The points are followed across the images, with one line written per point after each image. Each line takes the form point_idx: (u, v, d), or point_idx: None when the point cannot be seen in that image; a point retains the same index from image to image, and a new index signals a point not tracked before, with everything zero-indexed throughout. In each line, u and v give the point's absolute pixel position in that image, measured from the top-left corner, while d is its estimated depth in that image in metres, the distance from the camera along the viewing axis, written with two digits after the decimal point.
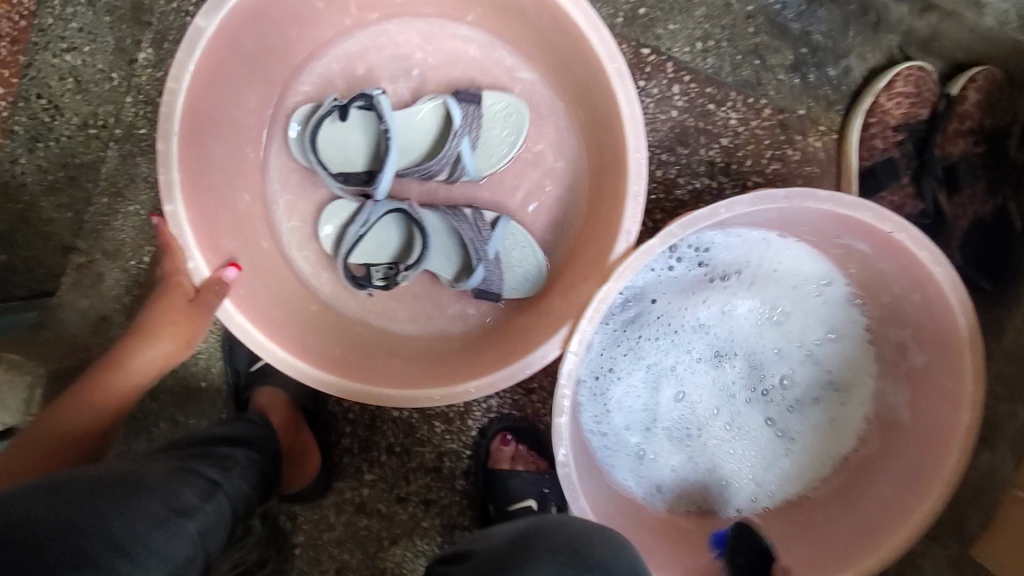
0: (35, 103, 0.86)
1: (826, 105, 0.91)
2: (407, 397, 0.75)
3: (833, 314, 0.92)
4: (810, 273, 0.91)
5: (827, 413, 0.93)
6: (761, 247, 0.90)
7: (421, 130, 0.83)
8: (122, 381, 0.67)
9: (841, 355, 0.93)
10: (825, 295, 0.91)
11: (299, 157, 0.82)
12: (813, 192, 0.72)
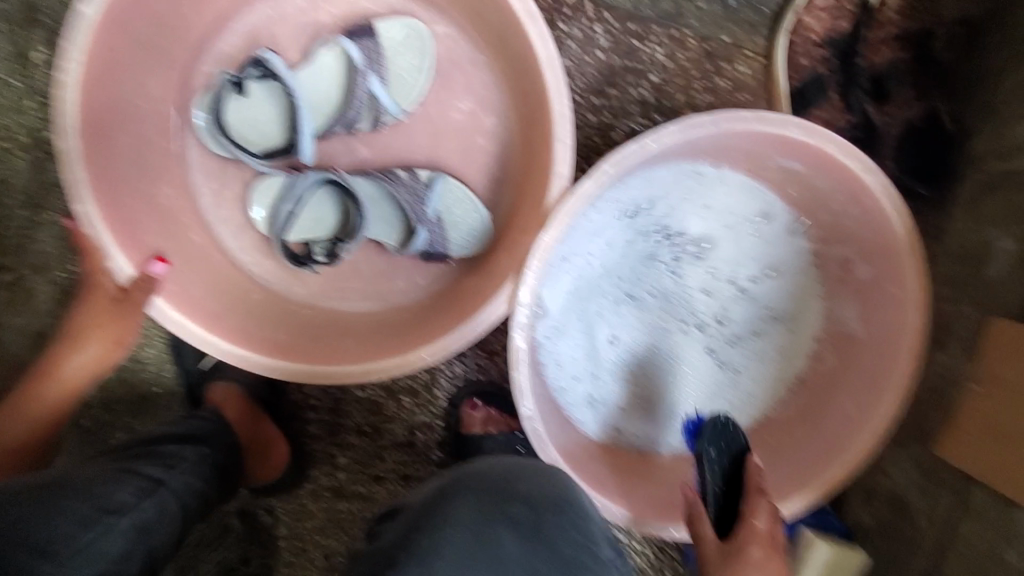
0: None
1: (750, 29, 0.90)
2: (362, 370, 0.74)
3: (768, 246, 0.91)
4: (735, 206, 0.90)
5: (772, 344, 0.93)
6: (697, 182, 0.88)
7: (326, 77, 0.81)
8: (55, 388, 0.68)
9: (778, 287, 0.92)
10: (761, 228, 0.91)
11: (212, 146, 0.79)
12: (739, 116, 0.71)
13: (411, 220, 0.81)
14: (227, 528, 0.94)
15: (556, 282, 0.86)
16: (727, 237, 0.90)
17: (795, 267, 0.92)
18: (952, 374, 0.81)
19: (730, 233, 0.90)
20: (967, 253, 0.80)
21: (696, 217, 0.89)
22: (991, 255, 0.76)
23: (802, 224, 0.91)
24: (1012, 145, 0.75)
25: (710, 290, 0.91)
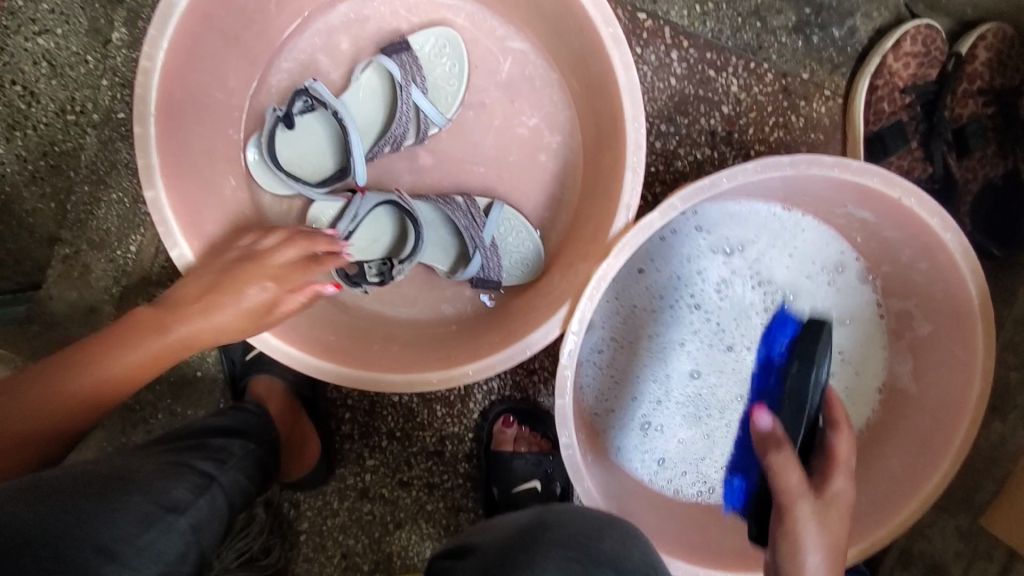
0: (9, 90, 0.83)
1: (830, 68, 0.88)
2: (405, 381, 0.72)
3: (846, 298, 0.90)
4: (816, 253, 0.88)
5: (841, 390, 0.92)
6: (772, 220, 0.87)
7: (369, 98, 0.80)
8: (148, 352, 0.59)
9: (851, 336, 0.91)
10: (835, 278, 0.89)
11: (267, 181, 0.79)
12: (818, 159, 0.69)
13: (468, 246, 0.80)
14: (249, 520, 0.92)
15: (631, 298, 0.89)
16: (806, 287, 0.89)
17: (865, 317, 0.90)
18: (1009, 446, 0.77)
19: (808, 281, 0.89)
20: None
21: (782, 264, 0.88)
22: None
23: (872, 276, 0.89)
24: None
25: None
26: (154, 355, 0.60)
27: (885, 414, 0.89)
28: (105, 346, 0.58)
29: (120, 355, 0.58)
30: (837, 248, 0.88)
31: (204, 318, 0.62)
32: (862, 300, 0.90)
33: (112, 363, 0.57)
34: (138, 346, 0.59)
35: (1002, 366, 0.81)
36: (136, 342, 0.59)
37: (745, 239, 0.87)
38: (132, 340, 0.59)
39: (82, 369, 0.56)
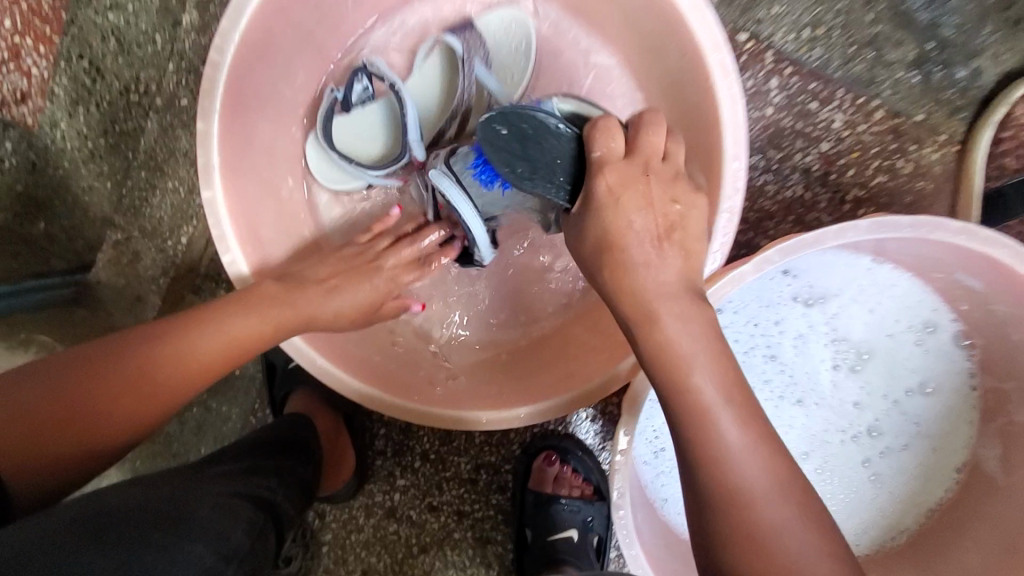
0: (74, 64, 0.79)
1: (949, 112, 0.78)
2: (451, 418, 0.67)
3: (933, 362, 0.80)
4: (904, 311, 0.79)
5: (919, 464, 0.82)
6: (865, 280, 0.78)
7: (430, 79, 0.74)
8: (238, 334, 0.59)
9: (936, 408, 0.81)
10: (924, 339, 0.79)
11: (326, 174, 0.74)
12: (939, 224, 0.61)
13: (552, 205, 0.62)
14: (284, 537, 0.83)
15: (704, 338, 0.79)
16: (887, 347, 0.81)
17: (955, 389, 0.79)
18: None
19: (892, 340, 0.80)
20: None
21: (859, 322, 0.81)
22: None
23: (970, 342, 0.77)
24: None
25: (864, 394, 0.82)
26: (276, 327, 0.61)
27: (965, 497, 0.79)
28: (218, 315, 0.59)
29: (227, 325, 0.59)
30: (928, 306, 0.77)
31: (330, 297, 0.65)
32: (956, 369, 0.79)
33: (230, 331, 0.59)
34: (251, 316, 0.60)
35: None
36: (247, 318, 0.60)
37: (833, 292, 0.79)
38: (234, 314, 0.60)
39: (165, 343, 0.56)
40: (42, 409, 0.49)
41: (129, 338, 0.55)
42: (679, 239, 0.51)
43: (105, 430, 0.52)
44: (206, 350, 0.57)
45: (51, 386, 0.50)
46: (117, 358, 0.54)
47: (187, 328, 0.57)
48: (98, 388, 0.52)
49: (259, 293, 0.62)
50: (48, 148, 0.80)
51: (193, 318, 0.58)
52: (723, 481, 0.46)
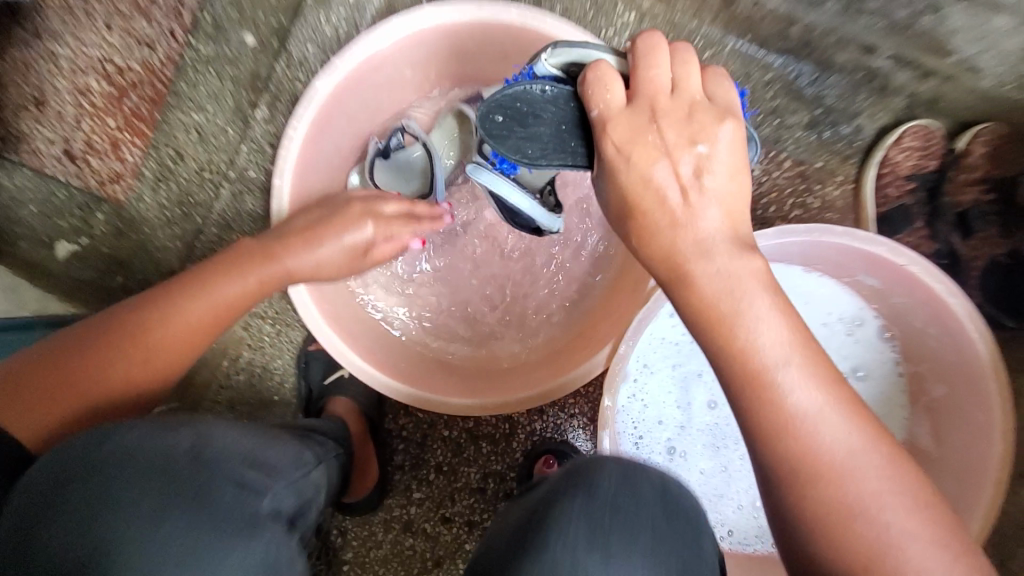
0: (164, 152, 1.06)
1: (841, 159, 1.01)
2: (467, 406, 0.82)
3: (863, 351, 0.96)
4: (831, 305, 0.96)
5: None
6: (792, 279, 0.95)
7: (449, 135, 0.94)
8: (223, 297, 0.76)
9: (869, 392, 0.96)
10: (853, 331, 0.96)
11: None
12: (832, 229, 0.80)
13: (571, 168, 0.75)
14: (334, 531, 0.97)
15: (664, 328, 0.94)
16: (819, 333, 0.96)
17: (884, 374, 0.95)
18: None
19: (823, 327, 0.96)
20: None
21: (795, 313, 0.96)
22: None
23: (890, 333, 0.94)
24: None
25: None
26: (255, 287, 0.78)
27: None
28: (202, 283, 0.76)
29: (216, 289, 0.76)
30: (853, 302, 0.95)
31: (308, 261, 0.80)
32: (884, 356, 0.95)
33: (218, 295, 0.76)
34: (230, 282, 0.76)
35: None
36: (225, 281, 0.76)
37: None
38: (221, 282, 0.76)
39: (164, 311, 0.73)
40: (80, 370, 0.69)
41: (136, 309, 0.73)
42: (700, 180, 0.55)
43: (141, 378, 0.72)
44: (197, 312, 0.75)
45: (81, 352, 0.69)
46: (127, 327, 0.72)
47: (179, 297, 0.74)
48: (118, 351, 0.71)
49: (234, 262, 0.78)
50: (137, 217, 1.07)
51: (182, 289, 0.75)
52: (792, 459, 0.51)
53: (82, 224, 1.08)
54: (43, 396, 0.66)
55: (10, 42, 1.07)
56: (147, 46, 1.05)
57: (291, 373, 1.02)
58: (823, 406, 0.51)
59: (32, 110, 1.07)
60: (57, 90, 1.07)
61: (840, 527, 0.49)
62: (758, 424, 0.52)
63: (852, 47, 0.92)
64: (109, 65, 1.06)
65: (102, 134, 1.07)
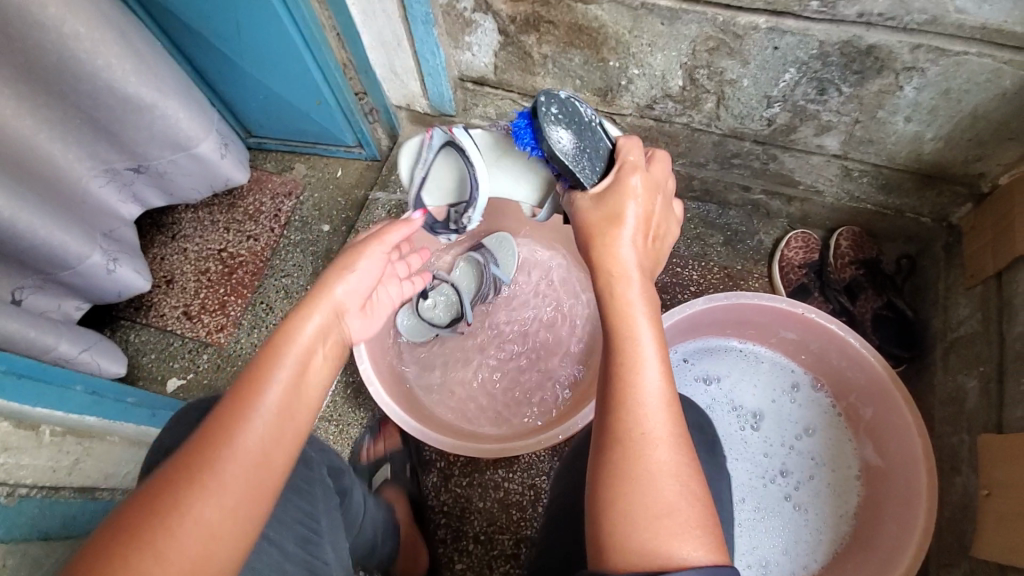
0: (259, 307, 1.44)
1: (754, 261, 1.40)
2: (499, 449, 1.07)
3: (806, 411, 1.26)
4: (772, 377, 1.28)
5: (827, 487, 1.21)
6: (737, 359, 1.30)
7: (465, 276, 1.31)
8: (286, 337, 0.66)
9: (819, 443, 1.24)
10: (794, 395, 1.27)
11: (415, 335, 1.28)
12: (745, 294, 1.14)
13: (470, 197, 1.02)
14: None
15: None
16: (770, 405, 1.27)
17: (825, 426, 1.24)
18: (970, 490, 1.01)
19: (773, 402, 1.27)
20: (953, 397, 1.11)
21: (748, 396, 1.28)
22: (967, 395, 1.08)
23: (821, 386, 1.25)
24: (956, 321, 1.16)
25: (769, 444, 1.25)
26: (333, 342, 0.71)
27: (870, 489, 1.16)
28: (278, 360, 0.63)
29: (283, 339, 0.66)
30: (787, 371, 1.28)
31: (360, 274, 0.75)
32: (820, 409, 1.25)
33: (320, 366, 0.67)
34: (306, 334, 0.66)
35: (946, 437, 1.11)
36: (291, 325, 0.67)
37: (719, 374, 1.29)
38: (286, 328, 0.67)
39: (233, 408, 0.58)
40: (169, 515, 0.52)
41: (209, 430, 0.57)
42: (648, 237, 0.71)
43: (262, 503, 0.57)
44: (304, 394, 0.63)
45: (171, 503, 0.52)
46: (218, 448, 0.55)
47: (259, 392, 0.60)
48: (226, 479, 0.55)
49: (305, 319, 0.68)
50: (233, 355, 1.40)
51: (254, 383, 0.61)
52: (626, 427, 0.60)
53: (189, 363, 1.40)
54: (142, 552, 0.50)
55: (154, 244, 1.51)
56: (252, 238, 1.51)
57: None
58: (665, 412, 0.60)
59: (163, 287, 1.47)
60: (184, 272, 1.48)
61: (638, 492, 0.57)
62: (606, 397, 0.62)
63: (735, 189, 1.37)
64: (223, 252, 1.50)
65: (214, 298, 1.45)
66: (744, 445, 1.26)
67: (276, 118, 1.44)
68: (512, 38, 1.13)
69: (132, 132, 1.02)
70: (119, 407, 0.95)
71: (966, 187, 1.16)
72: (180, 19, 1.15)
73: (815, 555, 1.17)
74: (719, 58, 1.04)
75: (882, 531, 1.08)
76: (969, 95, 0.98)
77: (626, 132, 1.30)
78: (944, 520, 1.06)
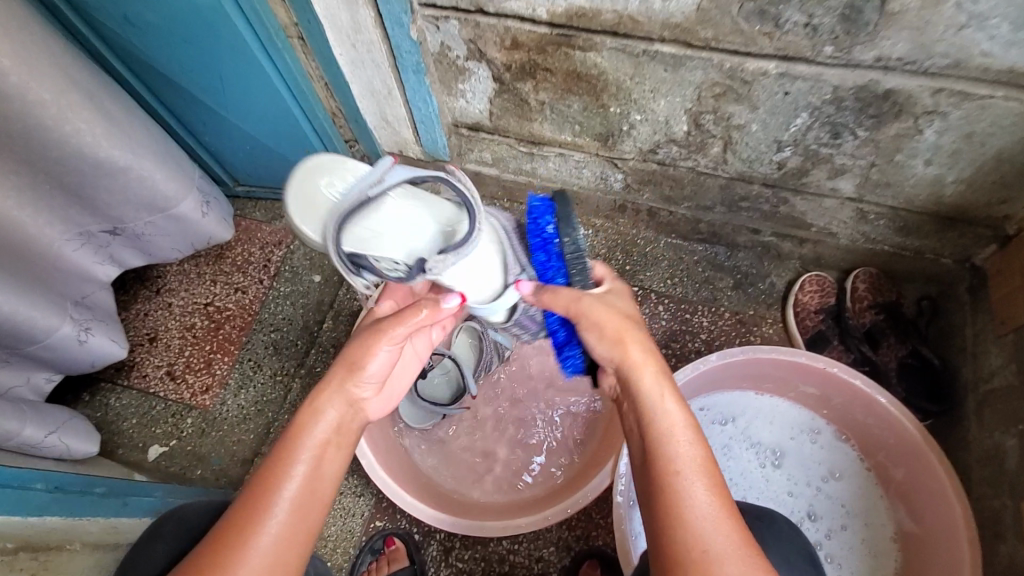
0: (247, 363, 1.37)
1: (766, 306, 1.33)
2: (503, 526, 1.01)
3: (830, 454, 1.18)
4: (792, 421, 1.20)
5: (862, 541, 1.12)
6: (754, 403, 1.21)
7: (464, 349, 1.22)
8: (308, 425, 0.73)
9: (848, 489, 1.16)
10: (816, 438, 1.19)
11: (420, 420, 1.19)
12: (762, 348, 1.07)
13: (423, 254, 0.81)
14: None
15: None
16: (792, 446, 1.19)
17: (853, 472, 1.16)
18: (1018, 562, 0.93)
19: (794, 441, 1.19)
20: (991, 455, 1.04)
21: (768, 435, 1.20)
22: (1006, 454, 1.01)
23: (846, 435, 1.17)
24: (988, 371, 1.09)
25: (794, 483, 1.17)
26: (347, 426, 0.77)
27: (906, 552, 1.08)
28: (294, 455, 0.70)
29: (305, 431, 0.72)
30: (808, 417, 1.20)
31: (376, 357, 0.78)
32: (846, 454, 1.17)
33: (335, 457, 0.74)
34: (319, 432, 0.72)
35: (986, 499, 1.03)
36: (309, 419, 0.73)
37: (736, 415, 1.21)
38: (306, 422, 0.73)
39: (253, 506, 0.66)
40: None
41: (233, 523, 0.65)
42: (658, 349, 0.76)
43: None
44: (318, 486, 0.70)
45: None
46: (242, 541, 0.63)
47: (275, 489, 0.67)
48: (245, 568, 0.63)
49: (319, 415, 0.74)
50: (219, 417, 1.33)
51: (271, 480, 0.68)
52: (698, 550, 0.58)
53: (172, 429, 1.33)
54: None
55: (138, 299, 1.45)
56: (240, 290, 1.44)
57: (353, 537, 1.18)
58: (713, 504, 0.61)
59: (146, 345, 1.40)
60: (168, 328, 1.42)
61: None
62: (671, 512, 0.61)
63: (744, 231, 1.31)
64: (210, 305, 1.43)
65: (199, 356, 1.39)
66: (767, 485, 1.17)
67: (263, 167, 1.39)
68: (507, 85, 1.08)
69: (106, 195, 0.96)
70: (83, 501, 0.85)
71: (990, 229, 1.10)
72: (162, 73, 1.10)
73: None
74: (727, 103, 0.99)
75: None
76: (993, 138, 0.93)
77: (629, 176, 1.24)
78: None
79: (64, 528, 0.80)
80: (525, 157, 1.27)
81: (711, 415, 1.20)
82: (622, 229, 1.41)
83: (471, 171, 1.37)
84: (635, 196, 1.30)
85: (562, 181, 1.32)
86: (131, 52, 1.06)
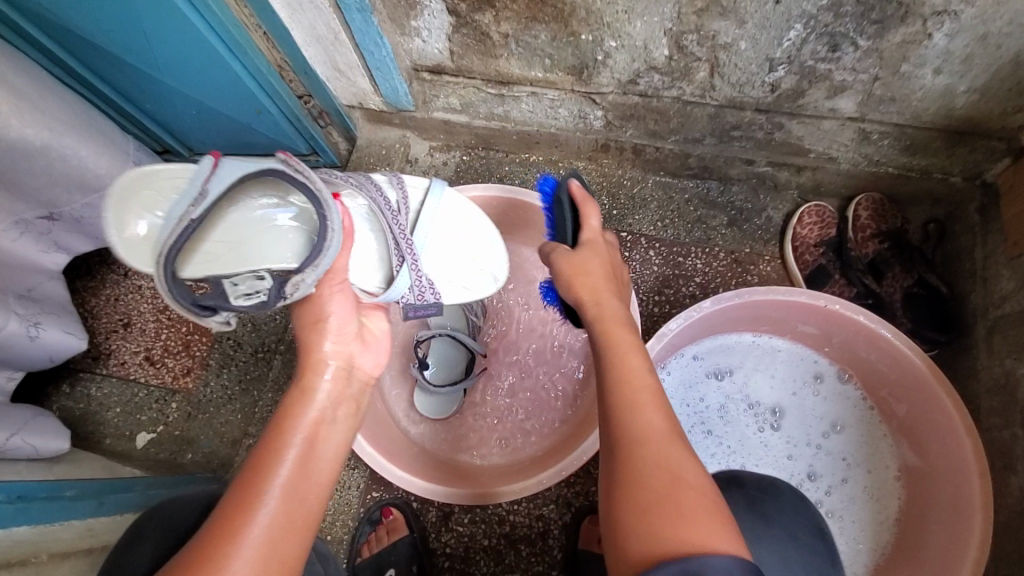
0: (226, 343, 1.31)
1: (763, 243, 1.26)
2: (496, 493, 0.99)
3: (832, 404, 1.14)
4: (793, 368, 1.15)
5: (863, 490, 1.10)
6: (751, 348, 1.16)
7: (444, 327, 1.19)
8: (298, 403, 0.70)
9: (849, 440, 1.13)
10: (819, 386, 1.15)
11: (445, 407, 1.16)
12: (758, 290, 1.01)
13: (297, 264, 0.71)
14: None
15: None
16: (792, 398, 1.15)
17: (854, 420, 1.13)
18: None
19: (794, 397, 1.15)
20: (1002, 385, 1.00)
21: (763, 381, 1.16)
22: (1018, 382, 0.96)
23: (849, 376, 1.13)
24: (1000, 295, 1.03)
25: (794, 446, 1.14)
26: (345, 397, 0.74)
27: (910, 492, 1.06)
28: (288, 430, 0.67)
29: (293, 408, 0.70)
30: (812, 360, 1.15)
31: (333, 323, 0.75)
32: (849, 402, 1.14)
33: (335, 428, 0.71)
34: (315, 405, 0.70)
35: (996, 429, 1.00)
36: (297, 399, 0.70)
37: (728, 368, 1.16)
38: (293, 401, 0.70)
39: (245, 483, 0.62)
40: None
41: (227, 507, 0.60)
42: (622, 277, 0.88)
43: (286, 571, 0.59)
44: (314, 461, 0.66)
45: None
46: (235, 522, 0.58)
47: (267, 472, 0.63)
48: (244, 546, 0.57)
49: (309, 390, 0.71)
50: (203, 400, 1.29)
51: (261, 467, 0.63)
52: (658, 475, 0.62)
53: (158, 416, 1.29)
54: None
55: (106, 284, 1.38)
56: None
57: (351, 508, 1.17)
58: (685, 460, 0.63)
59: (120, 331, 1.35)
60: (141, 312, 1.36)
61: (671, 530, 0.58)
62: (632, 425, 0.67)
63: (737, 163, 1.21)
64: None
65: (176, 339, 1.33)
66: (766, 451, 1.14)
67: (216, 133, 1.28)
68: (464, 19, 0.96)
69: (32, 178, 0.88)
70: (54, 506, 0.83)
71: (1004, 141, 1.01)
72: (78, 35, 0.99)
73: (852, 563, 1.08)
74: (711, 20, 0.87)
75: (928, 543, 0.99)
76: (1011, 39, 0.82)
77: (609, 112, 1.14)
78: (1001, 527, 0.97)
79: (38, 537, 0.79)
80: (495, 100, 1.16)
81: (705, 366, 1.16)
82: (607, 169, 1.32)
83: (439, 120, 1.26)
84: (618, 133, 1.20)
85: (538, 122, 1.21)
86: (40, 14, 0.95)
